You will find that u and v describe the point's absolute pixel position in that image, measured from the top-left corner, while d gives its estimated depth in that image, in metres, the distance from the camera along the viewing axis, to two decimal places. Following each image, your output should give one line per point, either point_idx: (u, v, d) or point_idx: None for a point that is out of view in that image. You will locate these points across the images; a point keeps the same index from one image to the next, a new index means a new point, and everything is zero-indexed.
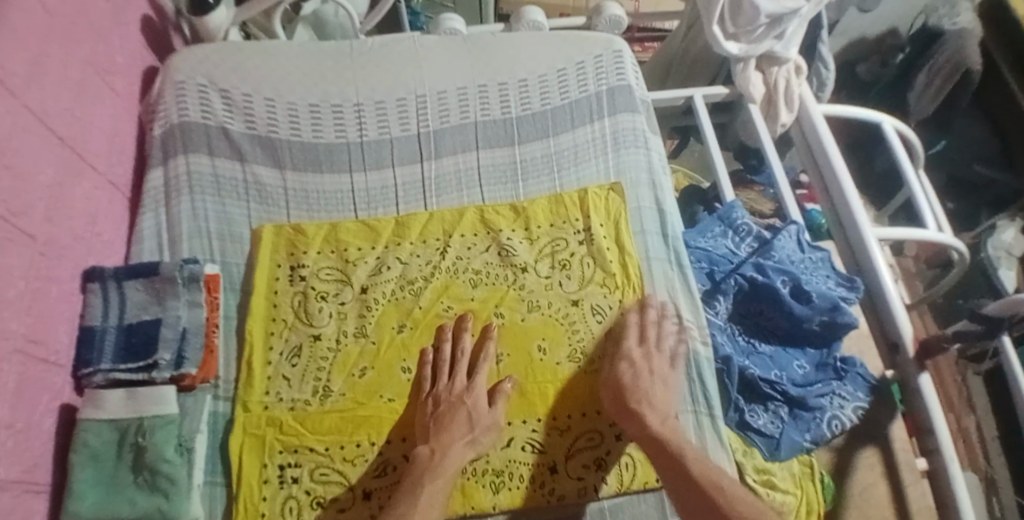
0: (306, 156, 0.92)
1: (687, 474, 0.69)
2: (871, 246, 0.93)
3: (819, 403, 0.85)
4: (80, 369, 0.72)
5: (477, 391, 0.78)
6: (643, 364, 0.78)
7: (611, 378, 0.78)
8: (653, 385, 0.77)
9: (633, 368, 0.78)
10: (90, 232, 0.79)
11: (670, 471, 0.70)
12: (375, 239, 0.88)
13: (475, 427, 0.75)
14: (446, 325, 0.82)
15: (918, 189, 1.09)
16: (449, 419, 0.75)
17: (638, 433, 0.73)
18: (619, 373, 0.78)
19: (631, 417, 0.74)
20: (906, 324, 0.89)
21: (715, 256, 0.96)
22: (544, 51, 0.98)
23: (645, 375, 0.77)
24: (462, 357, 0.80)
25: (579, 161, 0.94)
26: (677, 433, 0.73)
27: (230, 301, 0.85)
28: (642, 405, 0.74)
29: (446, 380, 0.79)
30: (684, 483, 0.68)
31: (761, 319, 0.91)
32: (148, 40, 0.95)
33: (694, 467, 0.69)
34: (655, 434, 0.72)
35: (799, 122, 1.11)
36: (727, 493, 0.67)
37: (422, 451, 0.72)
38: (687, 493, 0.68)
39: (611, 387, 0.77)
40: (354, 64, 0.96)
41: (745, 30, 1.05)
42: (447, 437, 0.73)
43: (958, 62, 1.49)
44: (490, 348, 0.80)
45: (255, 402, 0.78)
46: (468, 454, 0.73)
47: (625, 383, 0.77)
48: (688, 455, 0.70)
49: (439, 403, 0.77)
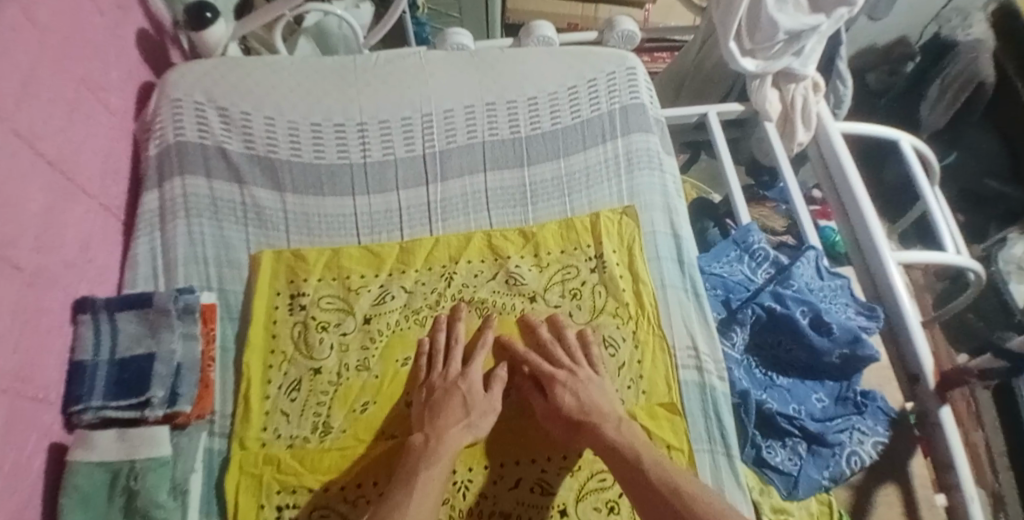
0: (308, 178, 0.88)
1: (647, 482, 0.64)
2: (891, 275, 0.90)
3: (839, 439, 0.81)
4: (70, 406, 0.69)
5: (472, 377, 0.76)
6: (578, 384, 0.74)
7: (552, 406, 0.74)
8: (599, 400, 0.73)
9: (572, 389, 0.73)
10: (82, 259, 0.76)
11: (631, 481, 0.65)
12: (379, 266, 0.84)
13: (472, 411, 0.73)
14: (440, 316, 0.81)
15: (935, 206, 1.04)
16: (446, 405, 0.73)
17: (597, 443, 0.69)
18: (561, 403, 0.73)
19: (588, 432, 0.70)
20: (928, 357, 0.85)
21: (731, 282, 0.93)
22: (555, 68, 0.95)
23: (588, 392, 0.73)
24: (456, 345, 0.78)
25: (591, 184, 0.91)
26: (635, 439, 0.68)
27: (227, 331, 0.81)
28: (590, 418, 0.71)
29: (440, 367, 0.77)
30: (641, 489, 0.64)
31: (779, 351, 0.87)
32: (145, 54, 0.92)
33: (652, 471, 0.64)
34: (610, 443, 0.68)
35: (815, 141, 1.07)
36: (688, 498, 0.61)
37: (417, 439, 0.70)
38: (645, 492, 0.64)
39: (557, 417, 0.73)
40: (359, 80, 0.93)
41: (763, 47, 1.01)
42: (442, 423, 0.71)
43: (972, 73, 1.47)
44: (488, 337, 0.79)
45: (252, 439, 0.75)
46: (466, 438, 0.71)
47: (569, 409, 0.72)
48: (646, 458, 0.66)
49: (433, 391, 0.75)
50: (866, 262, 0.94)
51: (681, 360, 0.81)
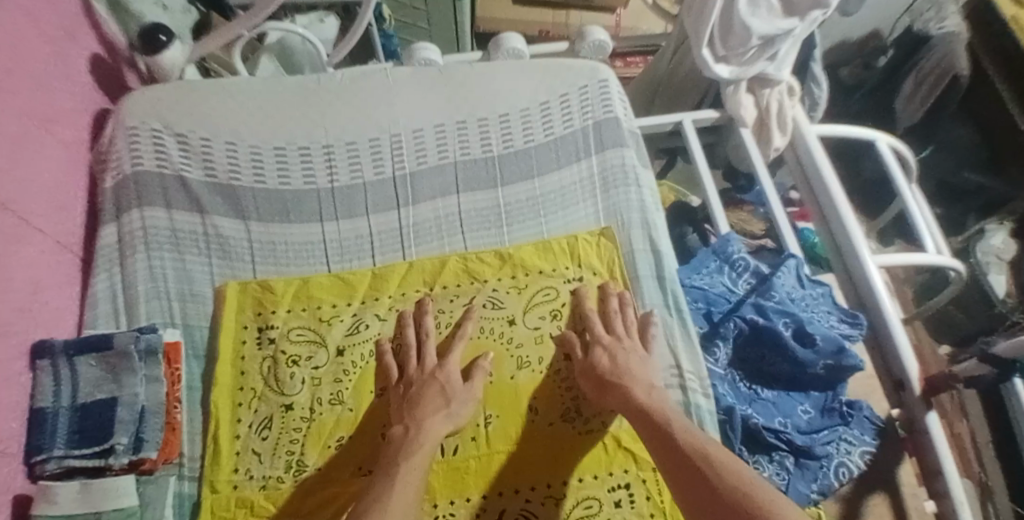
0: (272, 205, 0.85)
1: (675, 445, 0.63)
2: (873, 282, 0.89)
3: (827, 451, 0.80)
4: (32, 456, 0.65)
5: (449, 368, 0.75)
6: (618, 348, 0.76)
7: (588, 364, 0.76)
8: (634, 367, 0.74)
9: (610, 352, 0.76)
10: (36, 302, 0.71)
11: (659, 443, 0.65)
12: (351, 294, 0.82)
13: (452, 401, 0.73)
14: (405, 311, 0.81)
15: (913, 204, 1.03)
16: (423, 397, 0.72)
17: (625, 403, 0.70)
18: (597, 361, 0.75)
19: (617, 392, 0.72)
20: (912, 361, 0.84)
21: (712, 295, 0.92)
22: (526, 82, 0.92)
23: (627, 358, 0.75)
24: (427, 340, 0.78)
25: (567, 204, 0.89)
26: (665, 406, 0.69)
27: (194, 369, 0.78)
28: (622, 381, 0.72)
29: (414, 363, 0.77)
30: (668, 449, 0.64)
31: (763, 364, 0.85)
32: (97, 80, 0.87)
33: (679, 436, 0.64)
34: (639, 405, 0.69)
35: (792, 146, 1.06)
36: (715, 461, 0.60)
37: (398, 430, 0.70)
38: (672, 451, 0.63)
39: (590, 373, 0.75)
40: (323, 100, 0.90)
41: (736, 52, 0.99)
42: (420, 412, 0.71)
43: (946, 67, 1.42)
44: (467, 327, 0.79)
45: (224, 482, 0.72)
46: (446, 427, 0.70)
47: (602, 369, 0.74)
48: (675, 422, 0.66)
49: (410, 385, 0.75)
50: (847, 267, 0.93)
51: (664, 379, 0.79)
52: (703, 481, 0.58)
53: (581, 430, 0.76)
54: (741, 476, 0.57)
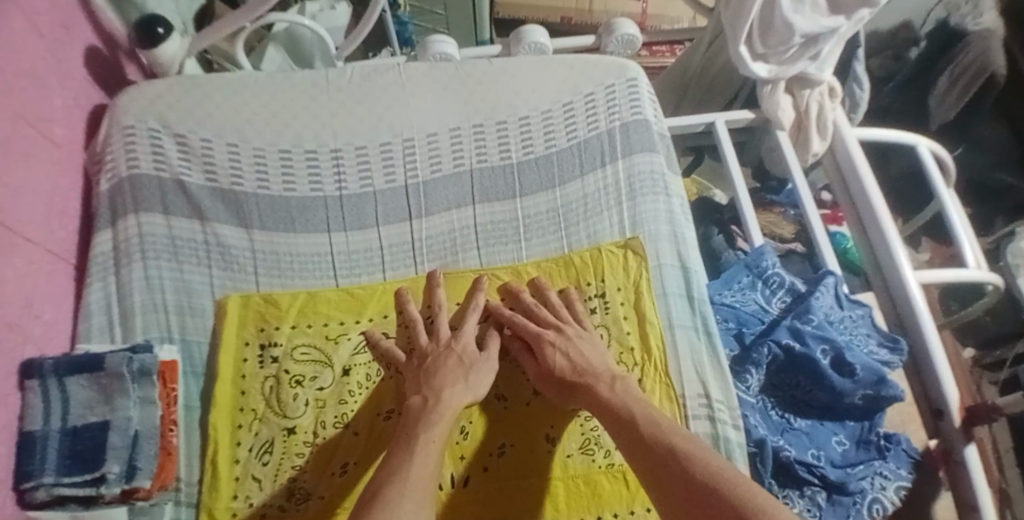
0: (277, 214, 0.81)
1: (643, 442, 0.60)
2: (917, 308, 0.80)
3: (860, 487, 0.73)
4: (21, 484, 0.60)
5: (466, 338, 0.73)
6: (568, 343, 0.72)
7: (543, 368, 0.71)
8: (591, 358, 0.70)
9: (563, 350, 0.71)
10: (28, 316, 0.66)
11: (629, 441, 0.62)
12: (360, 311, 0.77)
13: (471, 372, 0.70)
14: (403, 290, 0.78)
15: (950, 203, 0.92)
16: (442, 366, 0.70)
17: (592, 403, 0.67)
18: (553, 363, 0.70)
19: (583, 392, 0.68)
20: (952, 389, 0.77)
21: (744, 314, 0.86)
22: (544, 82, 0.86)
23: (579, 350, 0.71)
24: (440, 312, 0.75)
25: (590, 215, 0.83)
26: (629, 398, 0.65)
27: (191, 387, 0.75)
28: (584, 378, 0.69)
29: (426, 338, 0.74)
30: (636, 444, 0.61)
31: (797, 391, 0.79)
32: (93, 74, 0.81)
33: (648, 431, 0.61)
34: (602, 401, 0.66)
35: (831, 151, 0.98)
36: (686, 457, 0.57)
37: (415, 402, 0.67)
38: (641, 447, 0.60)
39: (550, 379, 0.71)
40: (332, 101, 0.84)
41: (776, 51, 0.90)
42: (439, 384, 0.68)
43: (984, 63, 1.28)
44: (479, 300, 0.76)
45: (221, 510, 0.68)
46: (465, 398, 0.68)
47: (561, 371, 0.70)
48: (641, 416, 0.63)
49: (426, 357, 0.72)
50: (889, 289, 0.84)
51: (692, 408, 0.74)
52: (673, 477, 0.56)
53: (600, 464, 0.71)
54: (713, 468, 0.55)
